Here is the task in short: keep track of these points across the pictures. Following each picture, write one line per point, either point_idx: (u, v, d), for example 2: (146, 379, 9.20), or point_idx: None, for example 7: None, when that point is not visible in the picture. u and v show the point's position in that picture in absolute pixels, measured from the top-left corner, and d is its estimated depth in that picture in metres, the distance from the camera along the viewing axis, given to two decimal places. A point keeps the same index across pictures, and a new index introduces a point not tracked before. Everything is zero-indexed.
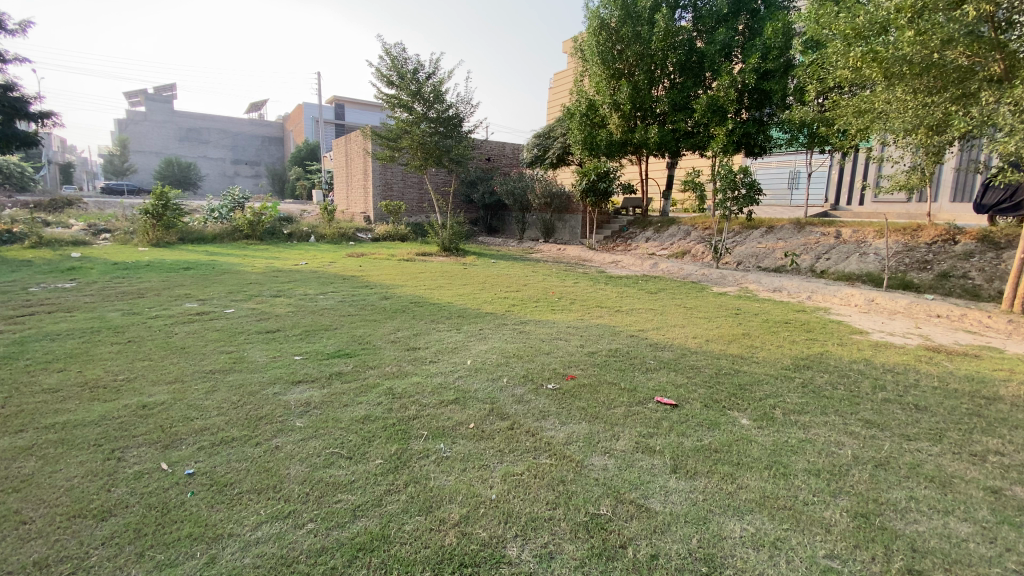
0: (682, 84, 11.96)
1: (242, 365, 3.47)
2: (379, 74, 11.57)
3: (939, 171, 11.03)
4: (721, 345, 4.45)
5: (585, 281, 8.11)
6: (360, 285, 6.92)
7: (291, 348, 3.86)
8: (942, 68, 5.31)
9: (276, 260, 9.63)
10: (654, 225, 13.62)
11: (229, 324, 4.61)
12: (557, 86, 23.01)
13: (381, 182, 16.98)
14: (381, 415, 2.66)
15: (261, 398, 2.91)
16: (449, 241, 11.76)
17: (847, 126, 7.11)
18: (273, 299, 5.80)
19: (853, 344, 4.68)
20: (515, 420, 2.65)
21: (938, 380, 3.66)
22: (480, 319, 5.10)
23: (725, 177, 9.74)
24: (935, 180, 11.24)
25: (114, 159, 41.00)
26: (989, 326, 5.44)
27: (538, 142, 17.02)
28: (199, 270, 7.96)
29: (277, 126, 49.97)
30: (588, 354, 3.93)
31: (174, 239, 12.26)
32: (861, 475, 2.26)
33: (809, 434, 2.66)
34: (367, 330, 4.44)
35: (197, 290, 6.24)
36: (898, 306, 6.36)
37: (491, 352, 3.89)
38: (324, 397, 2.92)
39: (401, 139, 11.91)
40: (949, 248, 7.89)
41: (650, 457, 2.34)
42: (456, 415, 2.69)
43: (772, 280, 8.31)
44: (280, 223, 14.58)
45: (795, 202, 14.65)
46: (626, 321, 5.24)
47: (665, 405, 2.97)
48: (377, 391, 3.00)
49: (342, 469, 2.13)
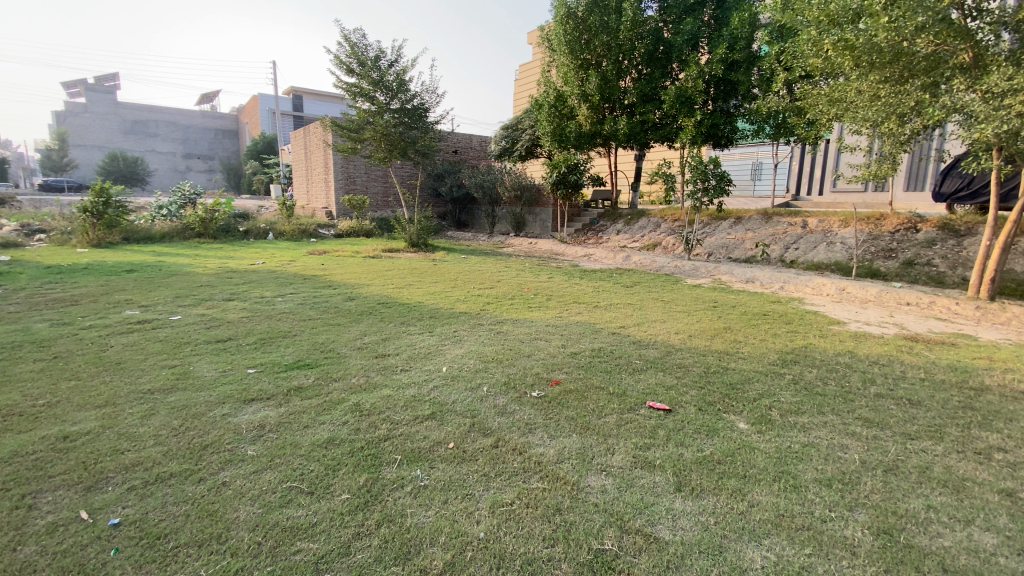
0: (650, 74, 11.86)
1: (186, 382, 3.07)
2: (338, 61, 11.00)
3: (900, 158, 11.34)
4: (705, 340, 4.28)
5: (559, 276, 7.89)
6: (322, 285, 6.49)
7: (243, 360, 3.47)
8: (910, 56, 5.38)
9: (230, 260, 9.00)
10: (624, 217, 13.56)
11: (174, 333, 4.16)
12: (523, 77, 22.72)
13: (344, 176, 16.32)
14: (347, 437, 2.36)
15: (206, 423, 2.54)
16: (417, 237, 11.35)
17: (817, 115, 7.13)
18: (226, 303, 5.32)
19: (834, 336, 4.62)
20: (499, 436, 2.39)
21: (923, 371, 3.62)
22: (453, 319, 4.80)
23: (696, 168, 9.68)
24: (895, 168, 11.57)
25: (53, 154, 38.20)
26: (958, 312, 5.56)
27: (505, 133, 16.69)
28: (144, 273, 7.32)
29: (231, 118, 47.81)
30: (570, 355, 3.70)
31: (118, 239, 11.38)
32: (873, 484, 2.11)
33: (811, 438, 2.51)
34: (330, 336, 4.07)
35: (140, 295, 5.69)
36: (868, 294, 6.43)
37: (467, 356, 3.60)
38: (281, 418, 2.58)
39: (364, 130, 11.38)
40: (912, 236, 8.08)
41: (651, 474, 2.12)
42: (433, 433, 2.41)
43: (744, 271, 8.31)
44: (235, 219, 13.78)
45: (758, 193, 14.89)
46: (606, 318, 5.03)
47: (659, 411, 2.76)
48: (342, 408, 2.68)
49: (302, 508, 1.83)
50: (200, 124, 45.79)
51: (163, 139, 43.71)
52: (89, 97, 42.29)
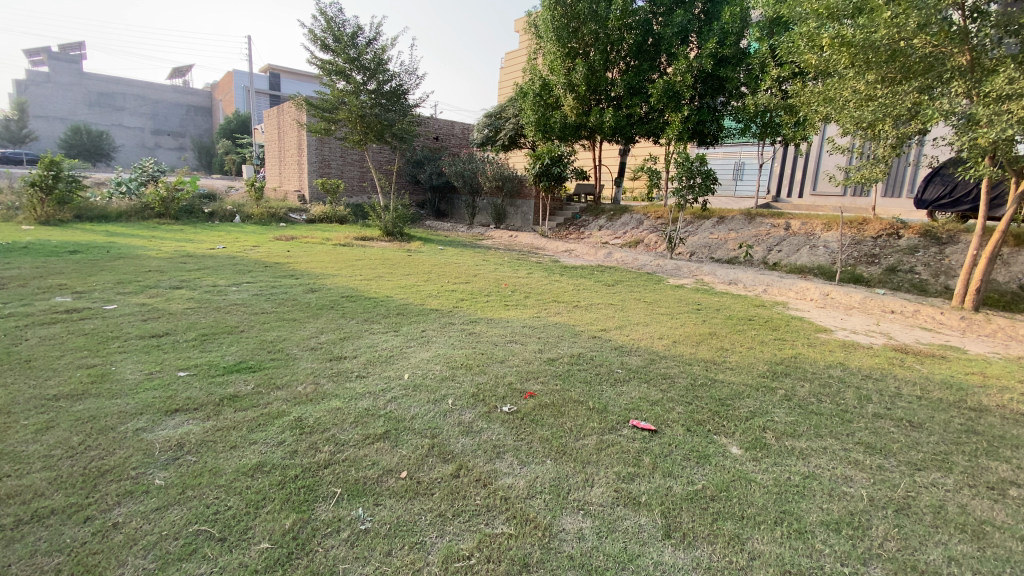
0: (637, 67, 11.53)
1: (101, 387, 2.64)
2: (312, 36, 10.39)
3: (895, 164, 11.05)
4: (690, 347, 4.00)
5: (539, 272, 7.56)
6: (283, 275, 6.02)
7: (176, 361, 3.04)
8: (906, 57, 5.21)
9: (188, 243, 8.40)
10: (607, 213, 13.33)
11: (104, 325, 3.68)
12: (509, 65, 22.20)
13: (318, 158, 15.66)
14: (280, 463, 1.99)
15: (113, 442, 2.14)
16: (392, 225, 10.87)
17: (809, 114, 6.93)
18: (172, 292, 4.83)
19: (822, 345, 4.41)
20: (461, 462, 2.06)
21: (918, 388, 3.42)
22: (422, 317, 4.42)
23: (682, 165, 9.42)
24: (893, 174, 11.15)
25: (9, 124, 35.92)
26: (943, 322, 5.46)
27: (488, 121, 16.20)
28: (88, 254, 6.71)
29: (204, 95, 46.00)
30: (547, 362, 3.37)
31: (69, 217, 10.60)
32: (885, 528, 1.86)
33: (811, 467, 2.25)
34: (282, 333, 3.67)
35: (76, 280, 5.14)
36: (852, 301, 6.29)
37: (432, 361, 3.24)
38: (206, 435, 2.19)
39: (338, 110, 10.79)
40: (895, 242, 8.02)
41: (635, 513, 1.82)
42: (383, 458, 2.06)
43: (727, 271, 8.12)
44: (201, 200, 13.04)
45: (740, 192, 14.81)
46: (586, 319, 4.72)
47: (643, 431, 2.46)
48: (280, 424, 2.30)
49: (207, 564, 1.47)
50: (170, 99, 43.81)
51: (130, 113, 41.66)
52: (51, 65, 39.96)
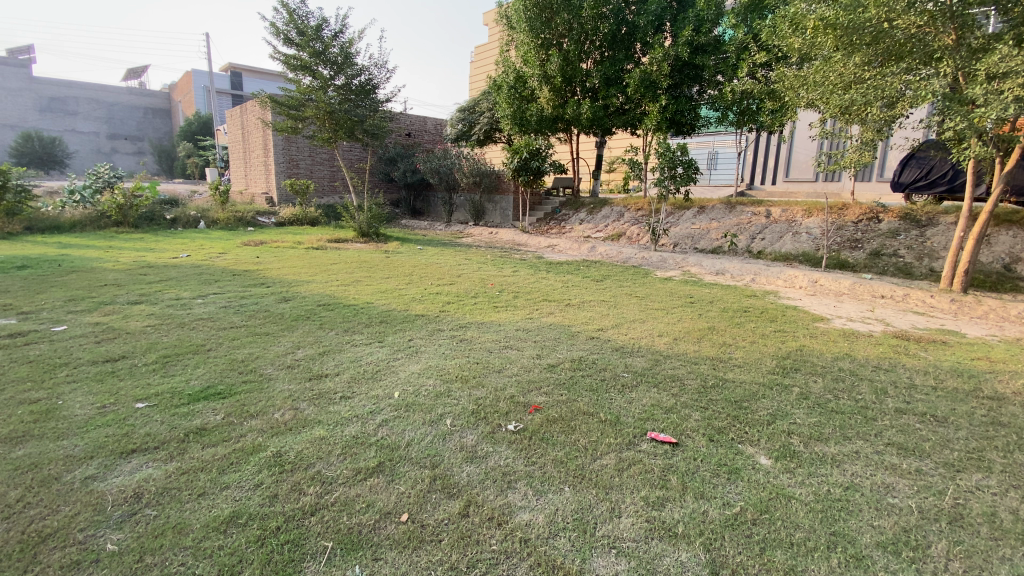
0: (613, 57, 11.35)
1: (44, 427, 2.27)
2: (274, 29, 9.87)
3: (884, 149, 10.78)
4: (693, 344, 3.80)
5: (524, 270, 7.31)
6: (253, 284, 5.62)
7: (134, 389, 2.69)
8: (891, 39, 5.13)
9: (148, 252, 7.84)
10: (586, 206, 13.17)
11: (53, 350, 3.28)
12: (479, 59, 21.86)
13: (285, 159, 15.05)
14: (258, 512, 1.71)
15: (56, 497, 1.81)
16: (368, 225, 10.46)
17: (792, 99, 6.82)
18: (130, 308, 4.41)
19: (824, 335, 4.27)
20: (469, 497, 1.81)
21: (931, 378, 3.30)
22: (408, 324, 4.12)
23: (664, 154, 9.24)
24: (882, 158, 10.86)
25: None
26: (934, 305, 5.45)
27: (462, 116, 15.79)
28: (37, 269, 6.16)
29: (163, 97, 44.16)
30: (548, 369, 3.12)
31: (17, 229, 9.84)
32: (946, 545, 1.69)
33: (849, 477, 2.08)
34: (254, 351, 3.33)
35: (21, 299, 4.64)
36: (841, 287, 6.24)
37: (423, 375, 2.96)
38: (168, 482, 1.88)
39: (305, 108, 10.31)
40: (875, 226, 8.06)
41: (674, 549, 1.60)
42: (378, 498, 1.79)
43: (713, 262, 8.01)
44: (162, 206, 12.34)
45: (716, 181, 14.83)
46: (580, 319, 4.50)
47: (663, 444, 2.24)
48: (256, 461, 2.01)
49: None
50: (126, 101, 41.85)
51: (83, 117, 39.58)
52: None
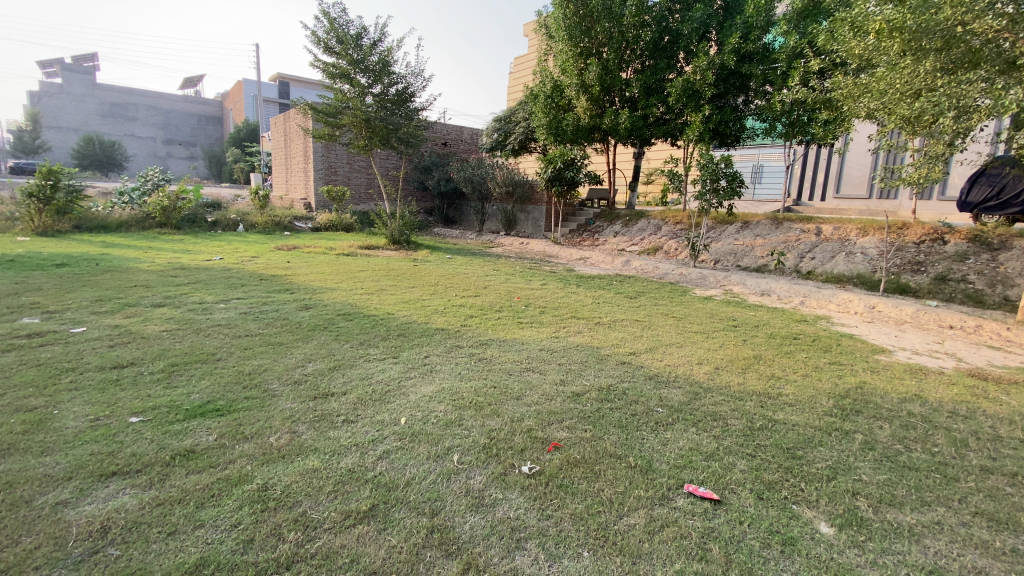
0: (654, 66, 11.02)
1: (32, 439, 2.15)
2: (315, 38, 10.04)
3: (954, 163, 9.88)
4: (736, 376, 3.43)
5: (554, 283, 7.03)
6: (277, 289, 5.55)
7: (133, 400, 2.56)
8: (966, 44, 4.62)
9: (184, 254, 7.98)
10: (622, 218, 12.79)
11: (66, 353, 3.22)
12: (519, 69, 21.85)
13: (324, 165, 15.32)
14: (228, 560, 1.50)
15: (21, 525, 1.64)
16: (399, 233, 10.41)
17: (850, 109, 6.32)
18: (152, 311, 4.37)
19: (887, 371, 3.81)
20: (469, 558, 1.55)
21: (1021, 429, 2.81)
22: (426, 339, 3.90)
23: (706, 166, 8.79)
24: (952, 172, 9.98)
25: (24, 135, 35.80)
26: (1011, 339, 4.84)
27: (498, 125, 15.70)
28: (75, 268, 6.30)
29: (216, 105, 46.33)
30: (572, 399, 2.83)
31: (68, 227, 10.27)
32: None
33: (934, 559, 1.69)
34: (263, 363, 3.18)
35: (51, 297, 4.69)
36: (902, 314, 5.69)
37: (435, 400, 2.71)
38: (140, 515, 1.70)
39: (342, 115, 10.39)
40: (940, 248, 7.39)
41: None
42: (365, 552, 1.55)
43: (758, 281, 7.52)
44: (204, 209, 12.72)
45: (760, 196, 14.18)
46: (611, 341, 4.17)
47: (703, 501, 1.92)
48: (238, 496, 1.80)
49: None
50: (183, 109, 44.08)
51: (143, 123, 41.92)
52: (65, 77, 40.25)
